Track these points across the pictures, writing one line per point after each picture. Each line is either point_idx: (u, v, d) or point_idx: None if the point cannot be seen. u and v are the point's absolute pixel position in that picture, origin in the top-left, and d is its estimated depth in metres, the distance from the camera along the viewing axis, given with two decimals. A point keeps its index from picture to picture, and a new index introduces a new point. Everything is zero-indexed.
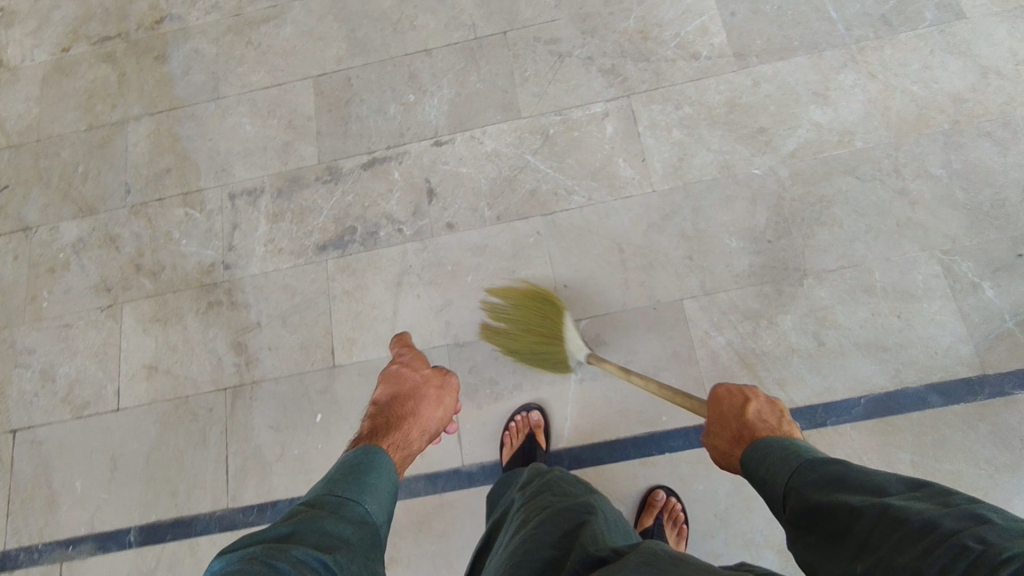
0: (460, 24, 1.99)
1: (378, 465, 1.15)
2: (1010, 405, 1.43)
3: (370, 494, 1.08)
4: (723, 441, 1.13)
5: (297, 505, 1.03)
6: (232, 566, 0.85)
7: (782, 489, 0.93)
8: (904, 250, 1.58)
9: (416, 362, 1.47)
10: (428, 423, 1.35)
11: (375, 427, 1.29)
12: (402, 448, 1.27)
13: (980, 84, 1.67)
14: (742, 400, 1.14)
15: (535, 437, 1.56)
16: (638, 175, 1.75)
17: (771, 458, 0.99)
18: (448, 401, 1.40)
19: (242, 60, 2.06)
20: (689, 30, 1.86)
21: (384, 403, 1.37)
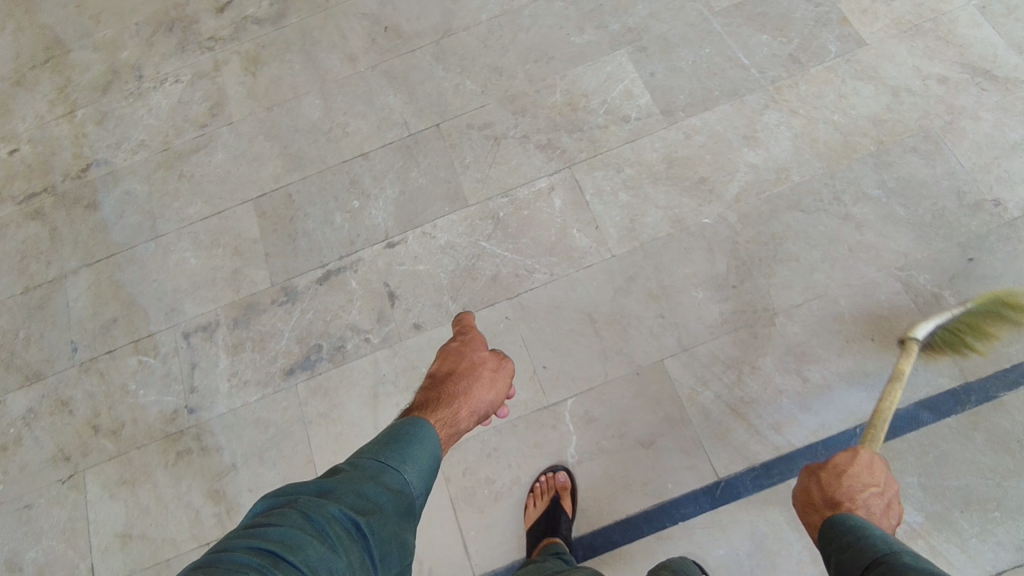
0: (392, 124, 2.00)
1: (424, 436, 1.13)
2: (999, 409, 1.45)
3: (413, 463, 1.06)
4: (819, 494, 1.13)
5: (342, 464, 1.05)
6: (269, 518, 0.90)
7: (870, 561, 0.92)
8: (863, 273, 1.61)
9: (476, 341, 1.41)
10: (478, 404, 1.27)
11: (425, 401, 1.26)
12: (450, 426, 1.21)
13: (894, 103, 1.76)
14: (871, 481, 1.12)
15: (558, 499, 1.50)
16: (593, 243, 1.76)
17: (872, 536, 0.98)
18: (501, 385, 1.33)
19: (177, 194, 2.03)
20: (615, 96, 1.92)
21: (438, 378, 1.33)
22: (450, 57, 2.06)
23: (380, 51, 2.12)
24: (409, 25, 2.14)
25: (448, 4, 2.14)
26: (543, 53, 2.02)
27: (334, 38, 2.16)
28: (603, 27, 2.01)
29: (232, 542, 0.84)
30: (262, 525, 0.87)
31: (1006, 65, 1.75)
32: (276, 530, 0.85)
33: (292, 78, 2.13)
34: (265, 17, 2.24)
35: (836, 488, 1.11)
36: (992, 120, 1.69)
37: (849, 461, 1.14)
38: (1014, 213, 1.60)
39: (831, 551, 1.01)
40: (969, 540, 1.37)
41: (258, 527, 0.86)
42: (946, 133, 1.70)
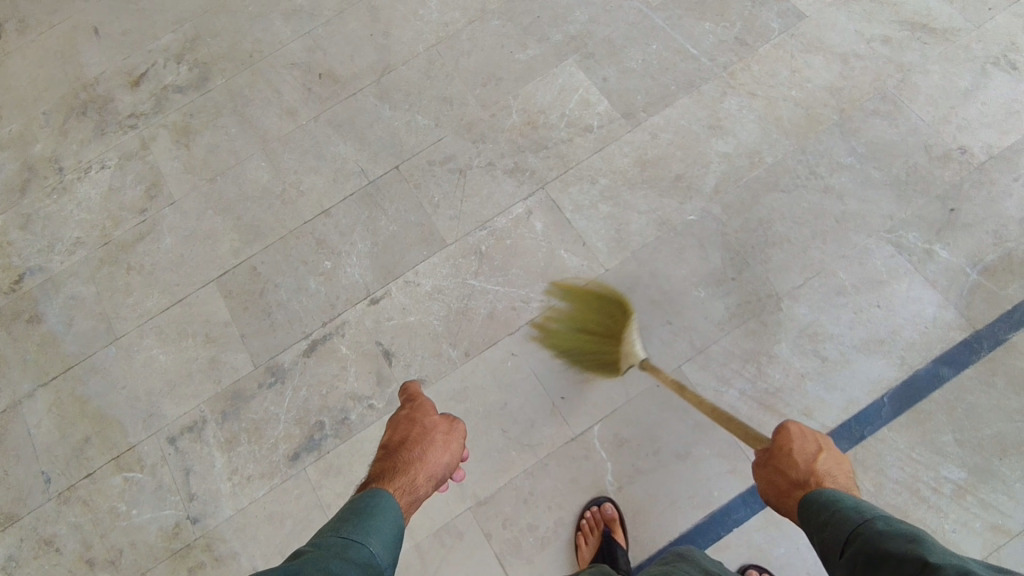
0: (349, 173, 1.90)
1: (383, 507, 1.08)
2: (1011, 351, 1.48)
3: (376, 534, 1.02)
4: (780, 478, 1.07)
5: (301, 547, 0.97)
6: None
7: (849, 535, 0.91)
8: (855, 242, 1.62)
9: (426, 406, 1.33)
10: (436, 468, 1.19)
11: (379, 474, 1.18)
12: (407, 495, 1.13)
13: (846, 70, 1.78)
14: (817, 447, 1.08)
15: (610, 533, 1.44)
16: (584, 261, 1.71)
17: (842, 508, 0.96)
18: (456, 446, 1.25)
19: (129, 288, 1.87)
20: (572, 107, 1.88)
21: (391, 448, 1.24)
22: (394, 95, 1.98)
23: (319, 100, 2.01)
24: (344, 69, 2.04)
25: (381, 40, 2.05)
26: (490, 75, 1.96)
27: (267, 94, 2.04)
28: (545, 39, 1.97)
29: None
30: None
31: (940, 17, 1.79)
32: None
33: (230, 144, 2.00)
34: (186, 83, 2.10)
35: (792, 466, 1.06)
36: (940, 72, 1.74)
37: (789, 435, 1.09)
38: (981, 157, 1.64)
39: (810, 533, 0.98)
40: (1013, 485, 1.39)
41: None
42: (901, 91, 1.73)
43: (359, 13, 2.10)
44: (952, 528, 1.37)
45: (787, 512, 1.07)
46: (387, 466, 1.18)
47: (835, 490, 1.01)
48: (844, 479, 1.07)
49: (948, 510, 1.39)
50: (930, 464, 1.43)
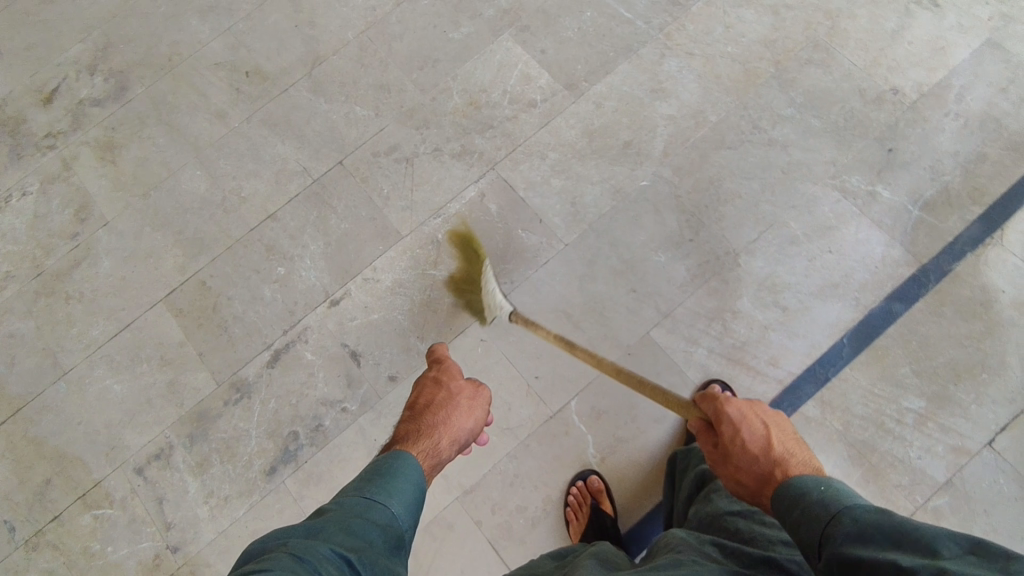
0: (291, 174, 1.83)
1: (405, 468, 1.09)
2: (957, 280, 1.54)
3: (398, 497, 1.03)
4: (745, 482, 1.01)
5: (326, 504, 1.00)
6: (259, 562, 0.85)
7: (820, 538, 0.84)
8: (802, 192, 1.65)
9: (452, 369, 1.36)
10: (459, 433, 1.23)
11: (403, 435, 1.20)
12: (433, 457, 1.16)
13: (778, 22, 1.80)
14: (762, 427, 1.04)
15: (597, 505, 1.46)
16: (542, 238, 1.70)
17: (811, 503, 0.89)
18: (480, 411, 1.29)
19: (71, 319, 1.77)
20: (513, 83, 1.85)
21: (415, 411, 1.27)
22: (329, 87, 1.90)
23: (249, 100, 1.92)
24: (271, 65, 1.95)
25: (307, 31, 1.97)
26: (426, 58, 1.90)
27: (193, 99, 1.94)
28: (477, 15, 1.92)
29: None
30: (256, 566, 0.81)
31: None
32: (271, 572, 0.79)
33: (161, 155, 1.90)
34: (103, 95, 1.97)
35: (749, 461, 1.00)
36: (867, 15, 1.77)
37: (736, 426, 1.04)
38: (913, 96, 1.69)
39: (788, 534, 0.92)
40: (969, 408, 1.46)
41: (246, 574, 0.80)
42: (832, 38, 1.76)
43: (280, 4, 2.00)
44: (917, 456, 1.44)
45: (755, 505, 1.02)
46: (412, 428, 1.21)
47: (799, 475, 0.95)
48: (800, 451, 1.03)
49: (912, 439, 1.46)
50: (891, 397, 1.49)
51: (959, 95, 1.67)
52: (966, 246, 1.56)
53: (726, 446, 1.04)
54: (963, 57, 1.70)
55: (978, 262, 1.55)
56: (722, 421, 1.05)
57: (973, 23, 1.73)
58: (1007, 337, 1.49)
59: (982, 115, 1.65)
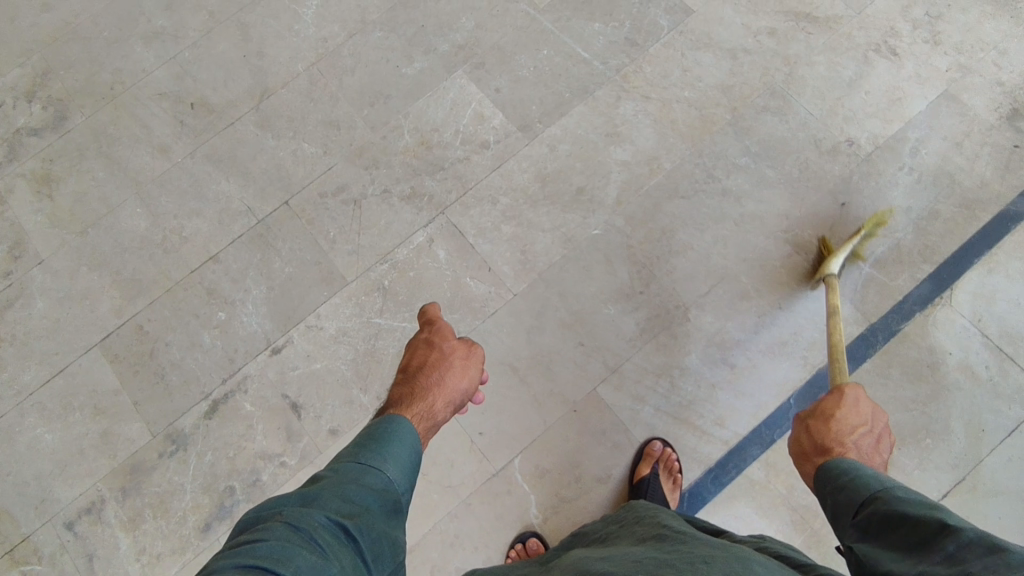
0: (235, 213, 1.78)
1: (400, 434, 1.04)
2: (904, 341, 1.53)
3: (395, 461, 0.99)
4: (808, 442, 1.09)
5: (320, 471, 0.97)
6: (254, 534, 0.83)
7: (868, 497, 0.90)
8: (754, 245, 1.63)
9: (444, 330, 1.29)
10: (454, 394, 1.18)
11: (398, 398, 1.16)
12: (426, 421, 1.12)
13: (736, 67, 1.77)
14: (859, 421, 1.08)
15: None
16: (491, 287, 1.66)
17: (867, 476, 0.95)
18: (474, 371, 1.23)
19: (2, 363, 1.70)
20: (466, 122, 1.80)
21: (409, 372, 1.22)
22: (276, 122, 1.84)
23: (194, 133, 1.86)
24: (217, 97, 1.88)
25: (256, 62, 1.90)
26: (378, 93, 1.85)
27: (135, 131, 1.87)
28: (431, 50, 1.87)
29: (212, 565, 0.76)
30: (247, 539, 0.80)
31: (823, 5, 1.79)
32: (263, 546, 0.78)
33: (100, 190, 1.83)
34: (42, 125, 1.90)
35: (824, 433, 1.07)
36: (825, 62, 1.74)
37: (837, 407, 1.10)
38: (868, 148, 1.67)
39: (827, 495, 0.98)
40: (912, 473, 1.46)
41: (239, 547, 0.79)
42: (789, 85, 1.74)
43: (229, 32, 1.94)
44: None
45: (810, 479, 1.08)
46: (405, 392, 1.16)
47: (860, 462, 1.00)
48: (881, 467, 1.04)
49: None
50: None
51: (914, 148, 1.65)
52: (914, 305, 1.55)
53: (817, 414, 1.11)
54: (920, 108, 1.68)
55: (926, 323, 1.53)
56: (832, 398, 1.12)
57: (930, 73, 1.71)
58: (952, 401, 1.48)
59: (936, 170, 1.63)
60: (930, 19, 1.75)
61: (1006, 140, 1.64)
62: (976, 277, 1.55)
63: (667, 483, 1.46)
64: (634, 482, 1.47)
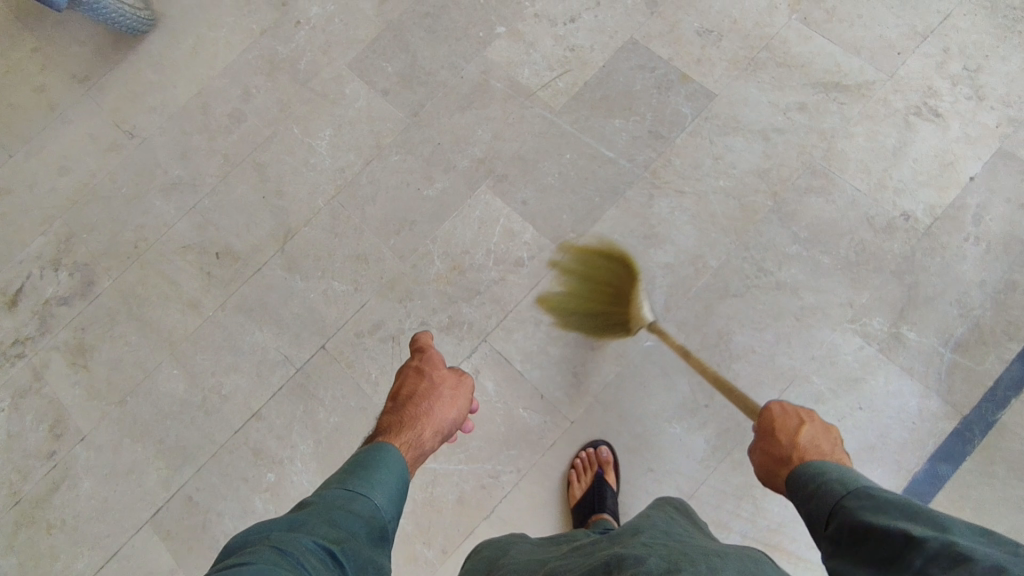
0: (273, 363, 1.73)
1: (387, 462, 1.10)
2: (1003, 433, 1.42)
3: (380, 488, 1.05)
4: (771, 462, 1.07)
5: (307, 498, 1.01)
6: (241, 555, 0.85)
7: (833, 506, 0.89)
8: (820, 339, 1.53)
9: (435, 360, 1.39)
10: (441, 422, 1.26)
11: (387, 426, 1.23)
12: (414, 449, 1.19)
13: (770, 148, 1.69)
14: (800, 423, 1.09)
15: (602, 474, 1.49)
16: (546, 417, 1.59)
17: (829, 480, 0.93)
18: (462, 401, 1.33)
19: (54, 552, 1.65)
20: (496, 240, 1.74)
21: (398, 401, 1.30)
22: (303, 262, 1.80)
23: (221, 284, 1.82)
24: (240, 243, 1.85)
25: (275, 202, 1.87)
26: (402, 220, 1.80)
27: (163, 288, 1.84)
28: (451, 168, 1.82)
29: None
30: (236, 560, 0.83)
31: (851, 71, 1.71)
32: (253, 563, 0.81)
33: (134, 355, 1.79)
34: (70, 292, 1.87)
35: (775, 444, 1.08)
36: (863, 133, 1.66)
37: (772, 415, 1.11)
38: (926, 222, 1.57)
39: (798, 504, 0.97)
40: None
41: (228, 567, 0.81)
42: (829, 162, 1.65)
43: (245, 173, 1.91)
44: None
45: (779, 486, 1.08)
46: (395, 420, 1.24)
47: (816, 460, 1.00)
48: (833, 449, 1.06)
49: None
50: None
51: (977, 216, 1.55)
52: (1008, 391, 1.44)
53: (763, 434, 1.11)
54: (976, 171, 1.59)
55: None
56: (767, 416, 1.13)
57: (980, 132, 1.61)
58: None
59: (1004, 237, 1.53)
60: (970, 73, 1.66)
61: None
62: None
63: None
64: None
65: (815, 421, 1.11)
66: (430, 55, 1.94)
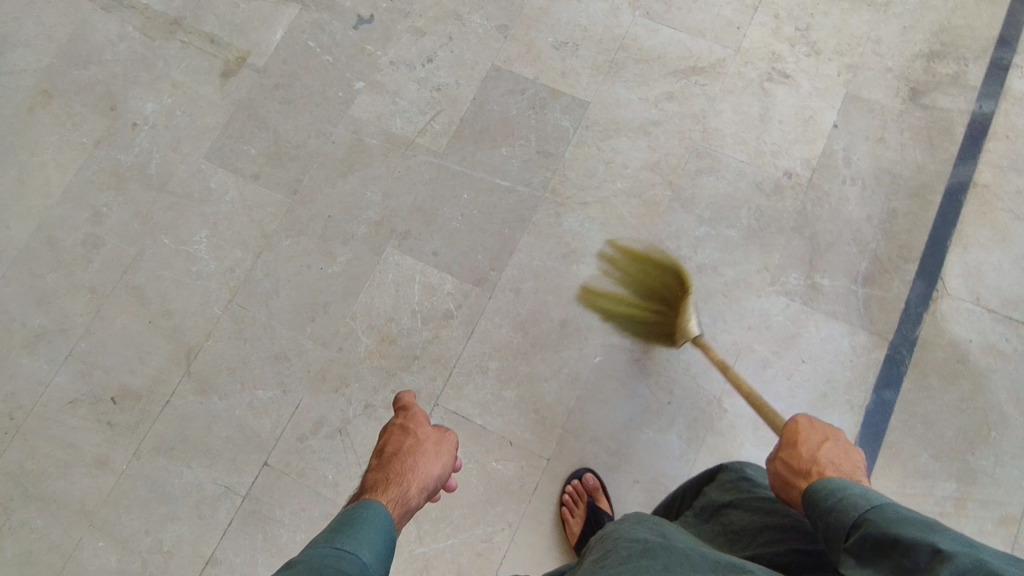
0: (214, 498, 1.55)
1: (375, 516, 0.99)
2: (927, 347, 1.54)
3: (369, 544, 0.94)
4: (786, 471, 1.04)
5: (295, 556, 0.90)
6: None
7: (856, 519, 0.85)
8: (750, 308, 1.60)
9: (419, 414, 1.27)
10: (428, 478, 1.15)
11: (372, 484, 1.12)
12: (402, 506, 1.08)
13: (653, 142, 1.75)
14: (822, 437, 1.07)
15: (595, 503, 1.46)
16: (521, 462, 1.54)
17: (853, 495, 0.90)
18: (449, 455, 1.21)
19: None
20: (418, 299, 1.67)
21: (383, 457, 1.19)
22: (217, 379, 1.64)
23: (128, 430, 1.61)
24: (138, 379, 1.65)
25: (166, 323, 1.69)
26: (313, 304, 1.68)
27: (58, 455, 1.60)
28: (349, 237, 1.73)
29: None
30: None
31: (702, 54, 1.80)
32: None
33: (45, 541, 1.55)
34: None
35: (797, 458, 1.04)
36: (730, 107, 1.76)
37: (799, 423, 1.10)
38: (806, 175, 1.69)
39: (814, 519, 0.92)
40: (995, 472, 1.45)
41: None
42: (709, 141, 1.73)
43: (122, 301, 1.71)
44: None
45: (794, 505, 1.03)
46: (380, 476, 1.12)
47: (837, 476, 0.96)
48: (851, 472, 1.02)
49: (961, 527, 1.42)
50: (926, 491, 1.45)
51: (847, 158, 1.69)
52: (919, 308, 1.57)
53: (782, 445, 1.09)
54: (834, 119, 1.72)
55: (935, 320, 1.56)
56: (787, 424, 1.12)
57: (826, 83, 1.75)
58: (994, 386, 1.51)
59: (874, 172, 1.67)
60: (803, 33, 1.80)
61: (921, 120, 1.71)
62: (956, 259, 1.60)
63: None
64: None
65: (837, 439, 1.08)
66: (293, 127, 1.84)
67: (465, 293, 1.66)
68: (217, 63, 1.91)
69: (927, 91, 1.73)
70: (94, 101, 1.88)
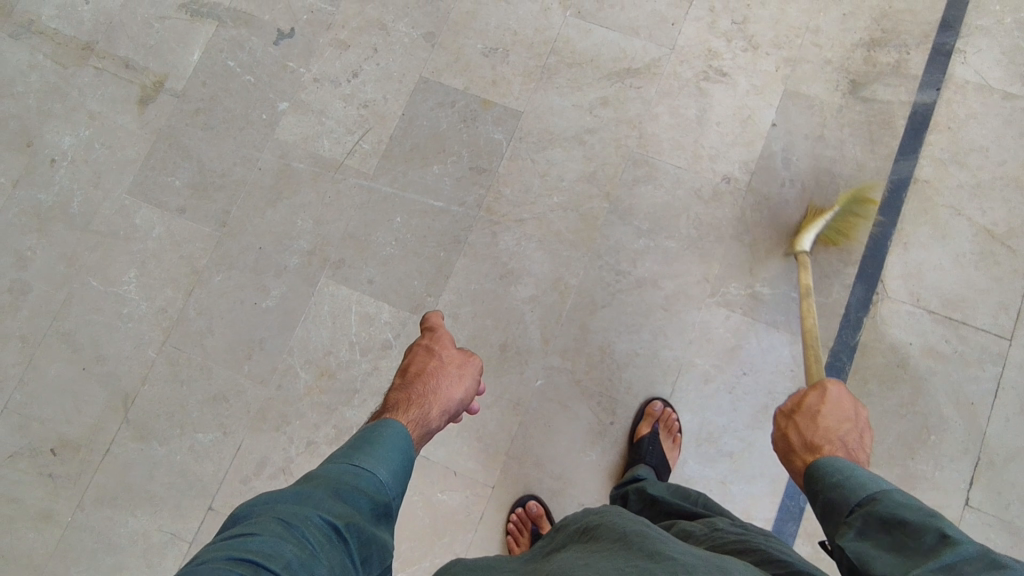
0: (161, 545, 1.55)
1: (394, 437, 0.99)
2: (868, 353, 1.53)
3: (387, 462, 0.95)
4: (796, 438, 1.06)
5: (312, 470, 0.93)
6: (244, 527, 0.81)
7: (862, 496, 0.89)
8: (691, 322, 1.58)
9: (445, 337, 1.25)
10: (449, 401, 1.14)
11: (392, 402, 1.12)
12: (420, 427, 1.08)
13: (588, 151, 1.69)
14: (846, 416, 1.07)
15: (539, 530, 1.46)
16: (466, 492, 1.54)
17: (861, 476, 0.93)
18: (472, 382, 1.20)
19: None
20: (356, 330, 1.64)
21: (405, 377, 1.18)
22: (155, 425, 1.61)
23: (69, 481, 1.60)
24: (76, 429, 1.62)
25: (100, 369, 1.65)
26: (249, 341, 1.65)
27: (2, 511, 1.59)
28: (282, 270, 1.68)
29: (203, 555, 0.75)
30: (236, 535, 0.78)
31: (636, 54, 1.73)
32: (256, 539, 0.77)
33: None
34: None
35: (813, 429, 1.05)
36: (666, 111, 1.70)
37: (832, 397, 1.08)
38: (745, 179, 1.64)
39: (816, 494, 0.96)
40: (934, 476, 1.46)
41: (229, 539, 0.78)
42: (645, 148, 1.68)
43: (53, 349, 1.67)
44: None
45: (795, 474, 1.06)
46: (401, 397, 1.12)
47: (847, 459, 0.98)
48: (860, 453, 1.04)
49: None
50: None
51: (786, 159, 1.64)
52: (859, 312, 1.55)
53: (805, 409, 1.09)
54: (772, 118, 1.67)
55: (876, 325, 1.54)
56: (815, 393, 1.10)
57: (764, 79, 1.69)
58: (933, 389, 1.50)
59: (814, 172, 1.63)
60: (739, 26, 1.73)
61: (861, 115, 1.66)
62: (896, 260, 1.57)
63: (667, 442, 1.47)
64: (634, 442, 1.50)
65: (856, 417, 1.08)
66: (217, 154, 1.77)
67: (402, 322, 1.63)
68: (134, 89, 1.82)
69: (868, 82, 1.67)
70: (10, 138, 1.80)
